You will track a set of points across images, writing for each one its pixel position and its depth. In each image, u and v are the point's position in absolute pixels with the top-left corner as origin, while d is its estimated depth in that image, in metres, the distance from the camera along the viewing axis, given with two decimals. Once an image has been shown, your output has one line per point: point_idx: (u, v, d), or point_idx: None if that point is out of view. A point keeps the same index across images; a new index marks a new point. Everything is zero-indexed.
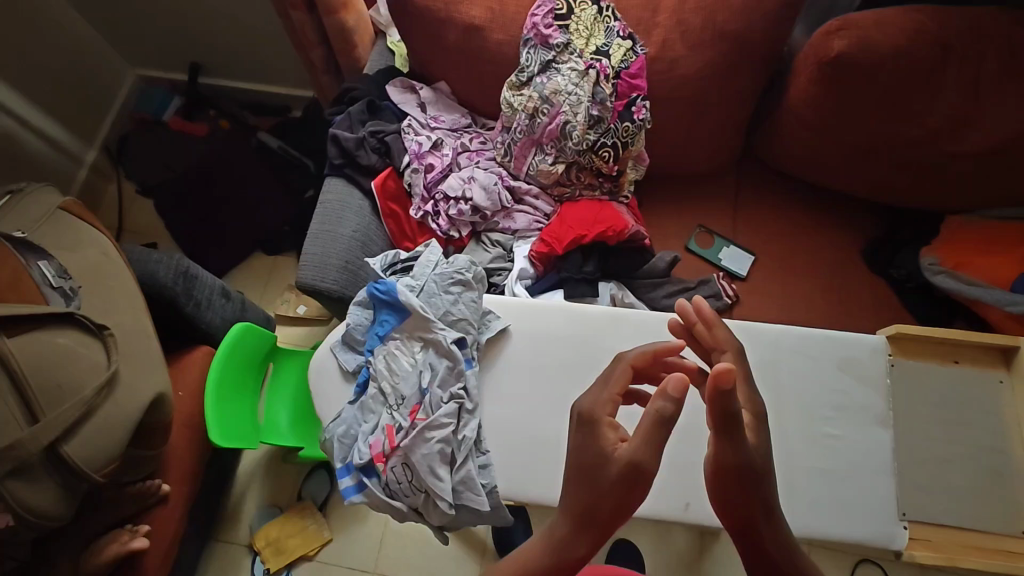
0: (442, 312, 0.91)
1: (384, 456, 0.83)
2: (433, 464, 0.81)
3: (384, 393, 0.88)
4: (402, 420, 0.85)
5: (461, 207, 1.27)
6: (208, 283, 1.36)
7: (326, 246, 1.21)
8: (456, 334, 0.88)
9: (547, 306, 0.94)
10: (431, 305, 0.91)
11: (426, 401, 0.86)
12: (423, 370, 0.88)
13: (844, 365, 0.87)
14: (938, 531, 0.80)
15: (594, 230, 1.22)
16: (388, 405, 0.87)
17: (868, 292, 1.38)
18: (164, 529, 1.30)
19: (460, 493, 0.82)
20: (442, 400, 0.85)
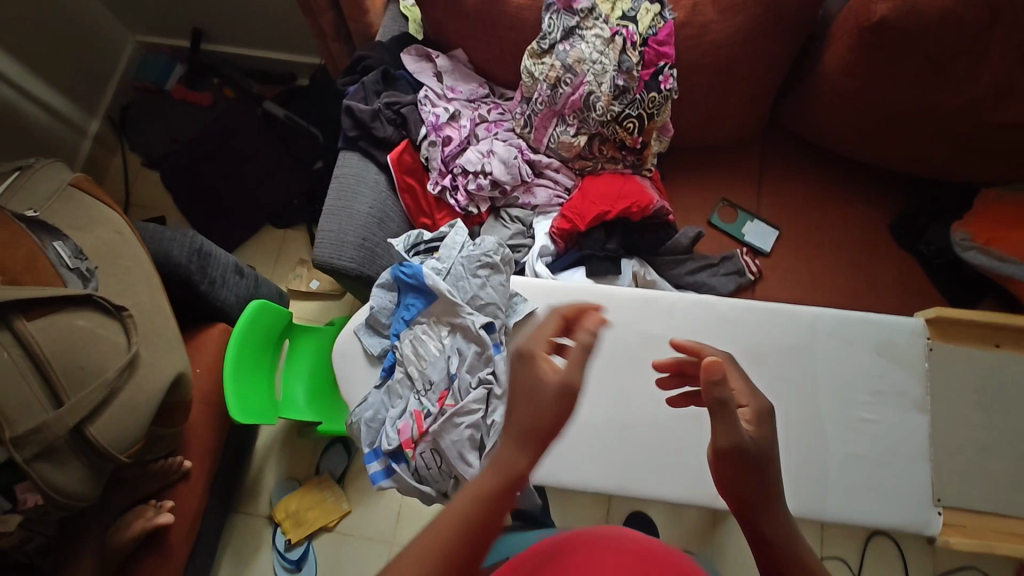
0: (470, 296, 0.90)
1: (413, 442, 0.83)
2: (462, 450, 0.81)
3: (412, 378, 0.88)
4: (431, 407, 0.85)
5: (481, 182, 1.24)
6: (222, 261, 1.33)
7: (343, 223, 1.18)
8: (484, 319, 0.88)
9: (576, 288, 0.93)
10: (458, 288, 0.90)
11: (454, 386, 0.86)
12: (451, 356, 0.88)
13: (882, 348, 0.85)
14: (973, 517, 0.80)
15: (617, 206, 1.19)
16: (416, 391, 0.87)
17: (895, 268, 1.35)
18: (187, 505, 1.31)
19: None
20: (470, 385, 0.84)
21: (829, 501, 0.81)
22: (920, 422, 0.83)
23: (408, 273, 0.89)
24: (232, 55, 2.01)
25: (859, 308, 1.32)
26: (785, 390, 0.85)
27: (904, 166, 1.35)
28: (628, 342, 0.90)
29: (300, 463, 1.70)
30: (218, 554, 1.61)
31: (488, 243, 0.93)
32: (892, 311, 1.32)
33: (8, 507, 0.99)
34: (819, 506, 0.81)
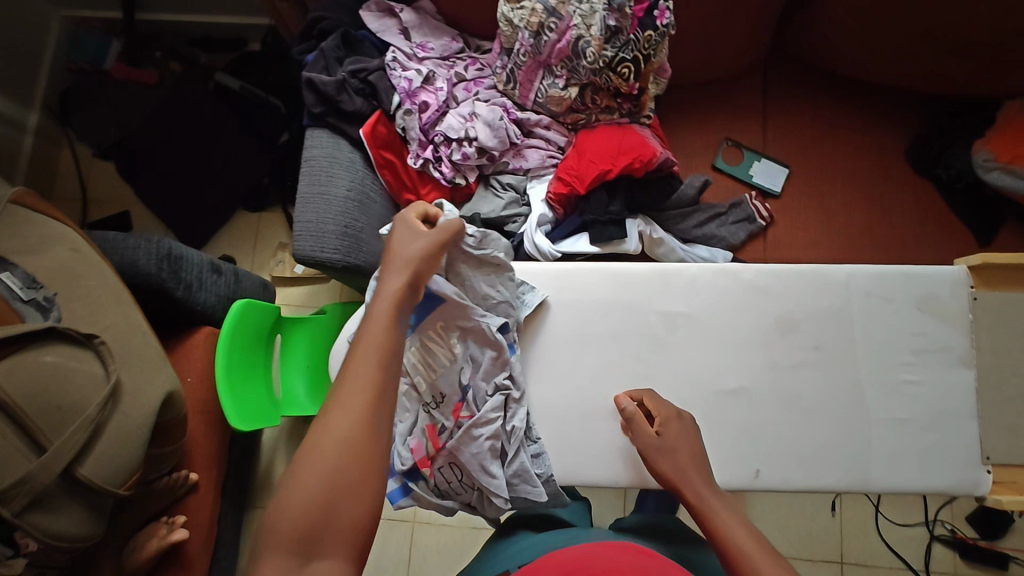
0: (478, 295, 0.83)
1: (429, 459, 0.79)
2: (484, 462, 0.77)
3: (419, 390, 0.82)
4: (446, 420, 0.81)
5: (466, 150, 1.12)
6: (195, 261, 1.23)
7: (321, 212, 1.08)
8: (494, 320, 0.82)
9: (587, 270, 0.87)
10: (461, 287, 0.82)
11: (469, 396, 0.82)
12: (463, 366, 0.82)
13: (923, 304, 0.82)
14: (1022, 472, 0.80)
15: (619, 162, 1.08)
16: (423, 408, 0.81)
17: (912, 197, 1.27)
18: (201, 515, 1.28)
19: (514, 486, 0.79)
20: (488, 394, 0.82)
21: (871, 471, 0.81)
22: (965, 377, 0.81)
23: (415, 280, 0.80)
24: (172, 23, 1.82)
25: (876, 243, 1.25)
26: (823, 359, 0.83)
27: (919, 85, 1.25)
28: (646, 324, 0.85)
29: None
30: (241, 551, 1.60)
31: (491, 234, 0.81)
32: (910, 243, 1.25)
33: (10, 554, 0.94)
34: (864, 479, 0.80)
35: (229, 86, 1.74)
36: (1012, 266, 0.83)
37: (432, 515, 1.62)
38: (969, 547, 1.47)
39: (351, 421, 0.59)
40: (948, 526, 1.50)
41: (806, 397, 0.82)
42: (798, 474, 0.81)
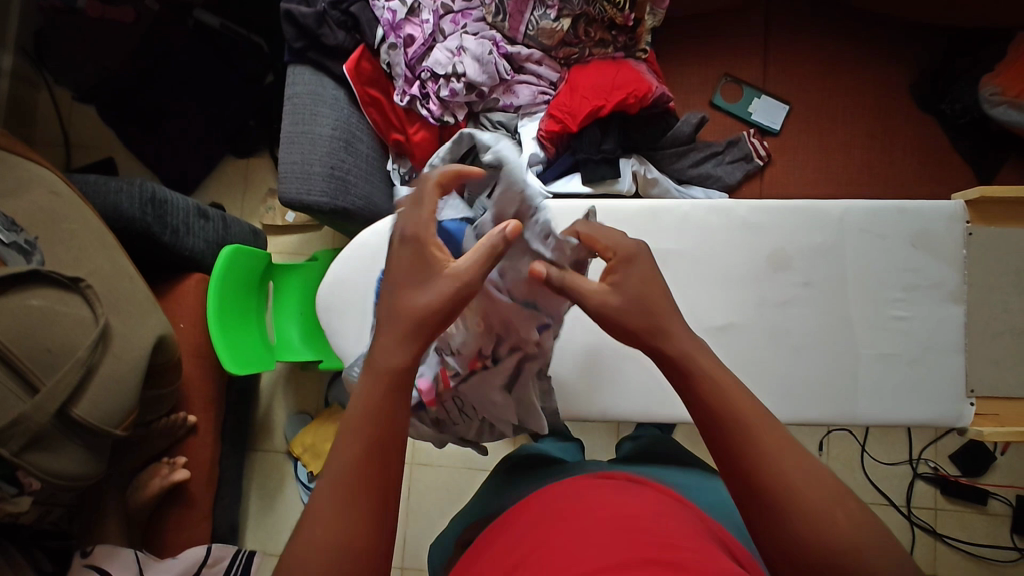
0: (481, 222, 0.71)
1: (436, 398, 0.77)
2: (491, 401, 0.78)
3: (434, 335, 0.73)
4: (458, 368, 0.75)
5: (454, 86, 1.08)
6: (180, 206, 1.21)
7: (306, 152, 1.05)
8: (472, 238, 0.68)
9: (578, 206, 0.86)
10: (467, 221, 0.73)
11: (485, 354, 0.74)
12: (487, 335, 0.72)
13: (917, 240, 0.81)
14: (1005, 405, 0.81)
15: (613, 98, 1.05)
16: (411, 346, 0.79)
17: (914, 135, 1.24)
18: (202, 456, 1.31)
19: (519, 417, 0.82)
20: (504, 354, 0.74)
21: (857, 405, 0.81)
22: (954, 313, 0.81)
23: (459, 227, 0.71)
24: None
25: (875, 184, 1.23)
26: (813, 296, 0.82)
27: (927, 16, 1.19)
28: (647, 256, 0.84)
29: (308, 397, 1.69)
30: (245, 491, 1.65)
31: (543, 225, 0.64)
32: (909, 183, 1.23)
33: (14, 492, 0.96)
34: (850, 413, 0.81)
35: (209, 24, 1.66)
36: (1011, 200, 0.81)
37: (428, 457, 1.67)
38: (950, 484, 1.52)
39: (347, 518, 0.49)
40: (931, 464, 1.54)
41: (794, 333, 0.82)
42: (781, 409, 0.82)
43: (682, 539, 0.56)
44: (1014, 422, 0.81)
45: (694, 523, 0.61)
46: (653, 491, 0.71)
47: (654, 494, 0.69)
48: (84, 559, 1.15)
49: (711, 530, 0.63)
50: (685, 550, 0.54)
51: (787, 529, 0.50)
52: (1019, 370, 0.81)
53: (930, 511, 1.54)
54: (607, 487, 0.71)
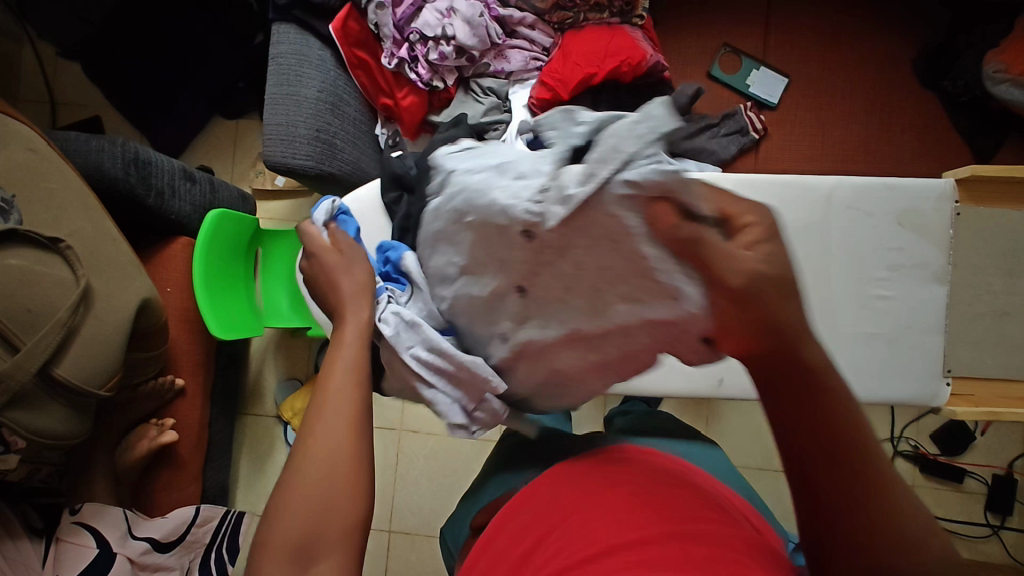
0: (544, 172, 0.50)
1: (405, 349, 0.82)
2: None
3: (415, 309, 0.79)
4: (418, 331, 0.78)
5: (443, 49, 1.04)
6: (165, 167, 1.19)
7: (291, 114, 1.03)
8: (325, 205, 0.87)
9: None
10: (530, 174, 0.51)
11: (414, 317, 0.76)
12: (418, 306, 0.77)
13: (904, 218, 0.80)
14: (980, 386, 0.82)
15: (605, 66, 1.02)
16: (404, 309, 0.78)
17: (916, 111, 1.22)
18: (190, 419, 1.32)
19: None
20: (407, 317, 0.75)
21: None
22: (937, 293, 0.81)
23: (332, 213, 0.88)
24: None
25: (869, 162, 1.22)
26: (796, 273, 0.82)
27: None
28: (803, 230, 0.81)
29: (298, 363, 1.70)
30: (236, 453, 1.68)
31: (644, 159, 0.43)
32: (904, 163, 1.21)
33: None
34: None
35: None
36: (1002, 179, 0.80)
37: (416, 424, 1.73)
38: (929, 462, 1.56)
39: (331, 432, 0.62)
40: (912, 442, 1.57)
41: None
42: None
43: (693, 511, 0.62)
44: (988, 403, 0.82)
45: (707, 496, 0.66)
46: (668, 462, 0.75)
47: (673, 467, 0.74)
48: (74, 516, 1.17)
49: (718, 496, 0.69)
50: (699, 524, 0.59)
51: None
52: (996, 351, 0.81)
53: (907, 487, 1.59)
54: (619, 459, 0.75)
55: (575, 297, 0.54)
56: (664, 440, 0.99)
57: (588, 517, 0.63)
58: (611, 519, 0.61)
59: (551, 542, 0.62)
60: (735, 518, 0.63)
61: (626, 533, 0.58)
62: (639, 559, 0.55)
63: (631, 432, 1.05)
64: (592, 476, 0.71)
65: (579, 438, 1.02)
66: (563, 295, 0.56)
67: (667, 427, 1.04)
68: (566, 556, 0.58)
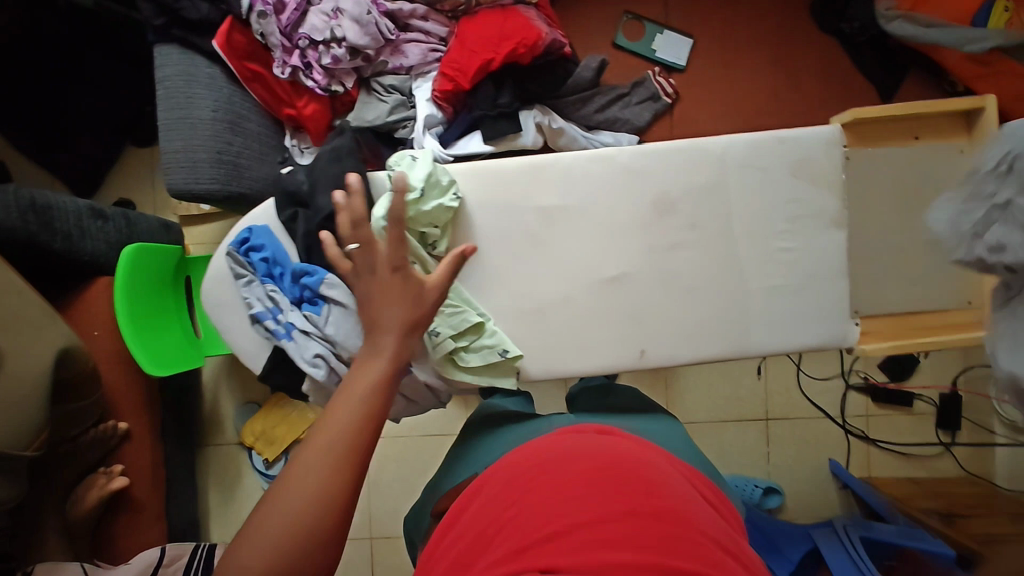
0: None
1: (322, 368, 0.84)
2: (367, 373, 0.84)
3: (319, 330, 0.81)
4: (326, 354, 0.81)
5: (335, 53, 1.01)
6: (69, 208, 1.15)
7: (188, 138, 1.01)
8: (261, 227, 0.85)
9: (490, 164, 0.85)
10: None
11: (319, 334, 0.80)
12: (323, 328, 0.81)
13: (796, 169, 0.82)
14: (886, 321, 0.86)
15: (501, 50, 1.00)
16: (322, 333, 0.80)
17: (821, 56, 1.23)
18: (140, 462, 1.29)
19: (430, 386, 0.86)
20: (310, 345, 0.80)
21: (750, 337, 0.84)
22: (837, 239, 0.83)
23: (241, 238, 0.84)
24: None
25: (779, 112, 1.23)
26: (699, 237, 0.83)
27: None
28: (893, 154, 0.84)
29: (253, 386, 1.67)
30: (204, 486, 1.64)
31: None
32: (813, 109, 1.23)
33: None
34: (742, 348, 0.84)
35: None
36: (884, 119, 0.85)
37: (383, 429, 1.72)
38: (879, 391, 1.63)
39: (327, 461, 0.57)
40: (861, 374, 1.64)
41: (683, 275, 0.84)
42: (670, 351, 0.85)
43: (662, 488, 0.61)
44: (897, 335, 0.86)
45: (673, 477, 0.67)
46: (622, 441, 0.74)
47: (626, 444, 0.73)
48: None
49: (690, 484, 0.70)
50: (664, 500, 0.58)
51: None
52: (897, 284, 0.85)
53: (862, 418, 1.67)
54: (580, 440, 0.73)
55: None
56: (610, 417, 1.01)
57: (545, 499, 0.59)
58: (564, 496, 0.58)
59: (507, 529, 0.58)
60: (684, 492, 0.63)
61: (588, 509, 0.55)
62: (598, 528, 0.52)
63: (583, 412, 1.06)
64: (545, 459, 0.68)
65: (536, 420, 1.03)
66: None
67: (617, 403, 1.06)
68: (520, 531, 0.55)
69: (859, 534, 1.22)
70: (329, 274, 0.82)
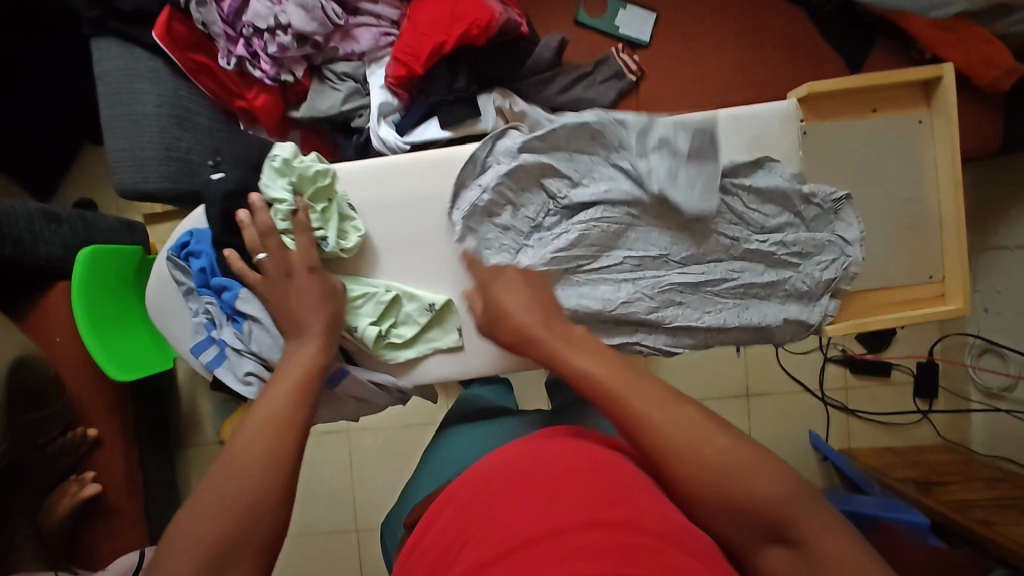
0: (653, 307, 0.74)
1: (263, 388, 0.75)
2: None
3: (251, 352, 0.71)
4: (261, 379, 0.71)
5: (281, 41, 0.96)
6: (20, 212, 1.11)
7: (133, 137, 0.98)
8: (187, 234, 0.73)
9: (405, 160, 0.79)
10: (649, 242, 0.74)
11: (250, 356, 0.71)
12: (253, 349, 0.70)
13: (754, 144, 0.77)
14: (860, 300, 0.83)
15: (454, 32, 0.96)
16: (254, 354, 0.70)
17: (787, 27, 1.21)
18: (113, 467, 1.27)
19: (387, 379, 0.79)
20: (243, 369, 0.71)
21: None
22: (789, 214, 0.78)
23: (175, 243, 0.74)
24: None
25: (746, 86, 1.21)
26: None
27: None
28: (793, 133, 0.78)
29: None
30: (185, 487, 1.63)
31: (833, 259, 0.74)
32: (779, 81, 1.21)
33: None
34: None
35: None
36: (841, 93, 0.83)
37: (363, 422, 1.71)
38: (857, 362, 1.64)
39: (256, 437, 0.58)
40: (840, 347, 1.65)
41: None
42: None
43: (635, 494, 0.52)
44: (861, 312, 0.83)
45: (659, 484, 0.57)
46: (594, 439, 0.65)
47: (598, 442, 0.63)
48: None
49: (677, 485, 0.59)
50: (625, 507, 0.50)
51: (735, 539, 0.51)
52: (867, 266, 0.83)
53: (842, 390, 1.67)
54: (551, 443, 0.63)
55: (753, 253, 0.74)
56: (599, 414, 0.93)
57: (499, 516, 0.52)
58: (515, 512, 0.51)
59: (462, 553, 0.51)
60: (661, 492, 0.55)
61: (537, 525, 0.48)
62: (543, 550, 0.45)
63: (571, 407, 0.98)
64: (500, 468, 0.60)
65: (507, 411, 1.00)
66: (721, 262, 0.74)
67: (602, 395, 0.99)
68: (466, 563, 0.48)
69: None
70: (243, 289, 0.71)
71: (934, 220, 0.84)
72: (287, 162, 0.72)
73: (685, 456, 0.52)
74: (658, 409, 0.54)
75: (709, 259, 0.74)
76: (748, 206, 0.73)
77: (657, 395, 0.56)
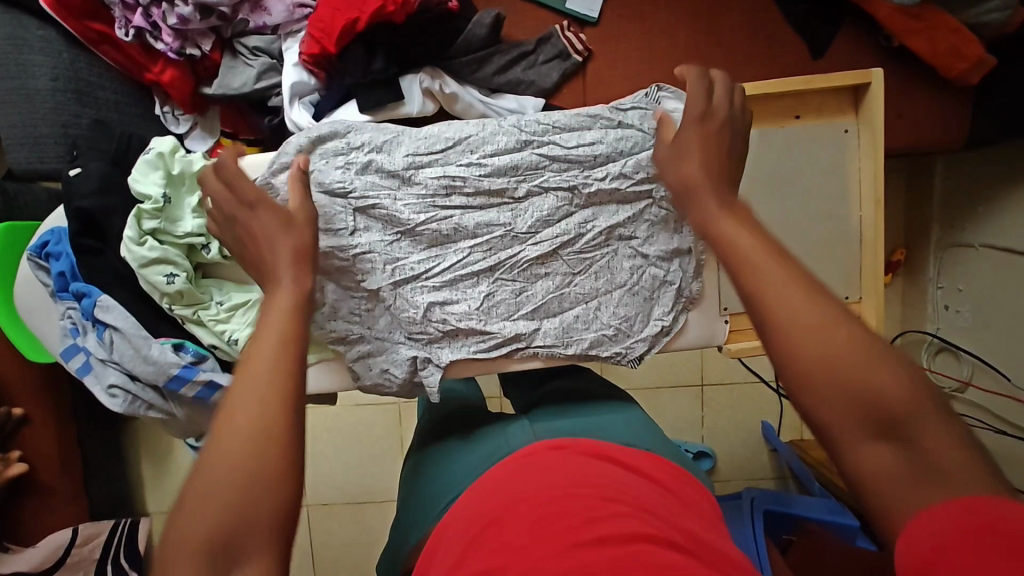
0: (518, 286, 0.81)
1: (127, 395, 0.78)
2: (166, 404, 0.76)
3: (112, 359, 0.74)
4: (120, 386, 0.74)
5: (180, 11, 0.89)
6: None
7: (26, 112, 0.93)
8: (49, 237, 0.77)
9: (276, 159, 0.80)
10: (491, 224, 0.80)
11: (111, 363, 0.74)
12: (112, 358, 0.74)
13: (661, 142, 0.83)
14: None
15: (368, 8, 0.89)
16: (115, 360, 0.74)
17: (748, 6, 1.11)
18: (41, 443, 1.26)
19: None
20: (104, 375, 0.74)
21: None
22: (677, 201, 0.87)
23: (41, 245, 0.77)
24: None
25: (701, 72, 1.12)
26: None
27: None
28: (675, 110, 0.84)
29: None
30: None
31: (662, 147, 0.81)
32: (736, 66, 1.13)
33: None
34: None
35: None
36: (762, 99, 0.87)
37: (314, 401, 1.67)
38: None
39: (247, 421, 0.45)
40: None
41: None
42: None
43: (623, 509, 0.49)
44: None
45: (646, 490, 0.55)
46: (572, 450, 0.61)
47: (575, 450, 0.61)
48: None
49: (658, 488, 0.57)
50: (609, 517, 0.48)
51: (837, 412, 0.44)
52: None
53: None
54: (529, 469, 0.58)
55: (595, 201, 0.81)
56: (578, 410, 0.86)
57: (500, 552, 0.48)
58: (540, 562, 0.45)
59: None
60: (644, 490, 0.55)
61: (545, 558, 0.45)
62: None
63: (537, 407, 0.90)
64: (482, 500, 0.56)
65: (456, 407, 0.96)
66: (569, 217, 0.81)
67: (574, 388, 0.91)
68: None
69: (767, 507, 1.11)
70: (104, 296, 0.74)
71: (855, 238, 0.87)
72: (163, 156, 0.72)
73: (815, 354, 0.44)
74: (800, 325, 0.45)
75: (560, 215, 0.81)
76: (580, 153, 0.79)
77: (789, 278, 0.47)
